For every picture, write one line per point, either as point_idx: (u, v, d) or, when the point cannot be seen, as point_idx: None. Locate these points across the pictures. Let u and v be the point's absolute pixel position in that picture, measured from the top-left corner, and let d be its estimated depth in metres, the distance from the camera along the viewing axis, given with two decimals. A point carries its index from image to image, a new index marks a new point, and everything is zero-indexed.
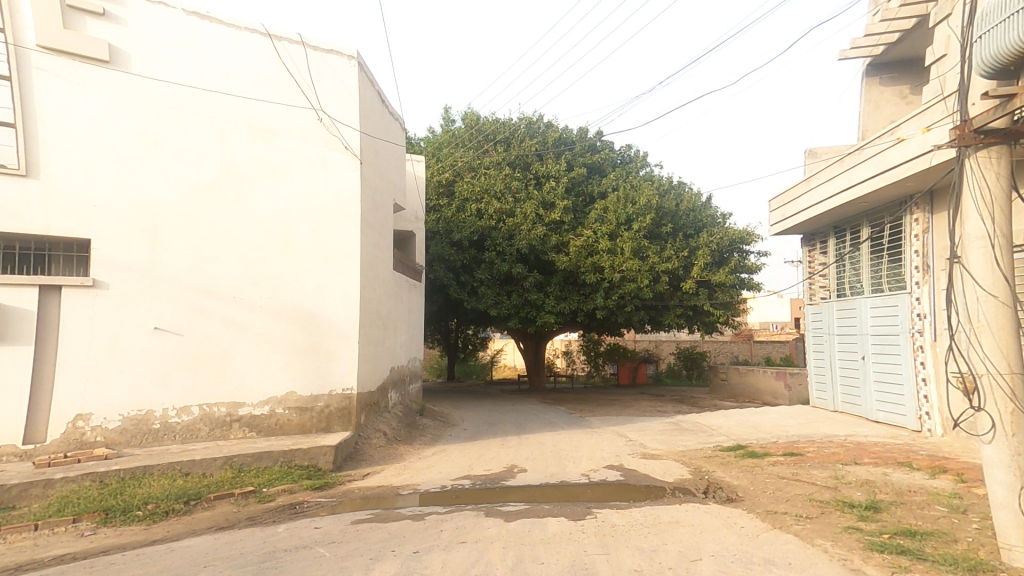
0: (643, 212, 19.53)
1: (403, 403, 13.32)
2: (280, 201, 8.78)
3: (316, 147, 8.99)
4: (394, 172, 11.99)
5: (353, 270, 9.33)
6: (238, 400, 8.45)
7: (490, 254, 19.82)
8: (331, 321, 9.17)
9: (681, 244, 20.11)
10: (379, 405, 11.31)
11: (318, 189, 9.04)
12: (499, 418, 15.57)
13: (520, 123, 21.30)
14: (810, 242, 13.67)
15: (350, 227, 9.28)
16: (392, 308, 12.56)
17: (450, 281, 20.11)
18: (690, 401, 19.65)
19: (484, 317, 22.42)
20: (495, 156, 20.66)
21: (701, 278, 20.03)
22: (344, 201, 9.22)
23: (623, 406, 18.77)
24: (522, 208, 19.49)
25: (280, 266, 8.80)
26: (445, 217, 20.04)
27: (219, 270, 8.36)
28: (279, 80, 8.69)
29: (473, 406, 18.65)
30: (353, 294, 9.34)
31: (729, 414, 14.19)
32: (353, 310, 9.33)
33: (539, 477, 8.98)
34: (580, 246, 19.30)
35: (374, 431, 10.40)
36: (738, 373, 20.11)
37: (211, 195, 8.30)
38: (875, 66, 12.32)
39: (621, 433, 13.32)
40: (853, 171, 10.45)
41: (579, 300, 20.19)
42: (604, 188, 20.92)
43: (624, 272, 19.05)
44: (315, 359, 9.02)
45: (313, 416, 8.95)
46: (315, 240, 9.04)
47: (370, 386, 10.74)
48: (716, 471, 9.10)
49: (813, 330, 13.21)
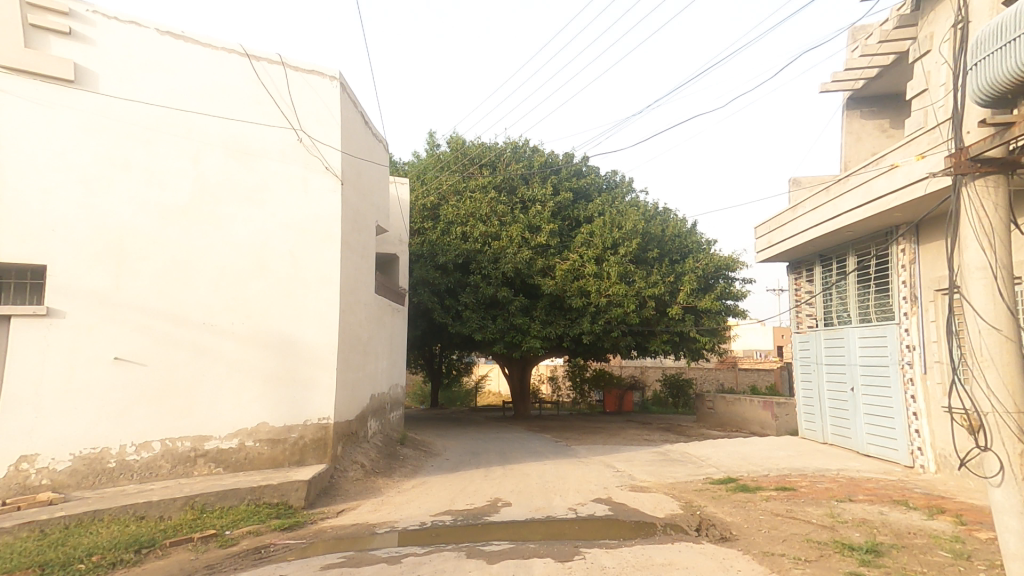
0: (629, 236, 19.53)
1: (383, 432, 12.81)
2: (256, 224, 8.47)
3: (295, 168, 8.74)
4: (377, 194, 11.78)
5: (331, 295, 9.04)
6: (205, 433, 7.97)
7: (475, 278, 19.55)
8: (308, 348, 8.82)
9: (667, 269, 20.08)
10: (357, 436, 10.82)
11: (296, 211, 8.78)
12: (482, 447, 15.09)
13: (506, 147, 21.34)
14: (795, 269, 13.67)
15: (330, 250, 9.02)
16: (373, 333, 12.17)
17: (435, 305, 19.74)
18: (677, 429, 19.36)
19: (468, 342, 22.01)
20: (481, 179, 20.61)
21: (687, 304, 19.95)
22: (322, 224, 8.97)
23: (609, 435, 18.39)
24: (508, 231, 19.33)
25: (254, 291, 8.44)
26: (430, 240, 19.78)
27: (189, 295, 7.95)
28: (257, 100, 8.45)
29: (456, 434, 18.12)
30: (332, 320, 9.03)
31: (718, 443, 13.91)
32: (331, 336, 9.01)
33: (525, 513, 8.55)
34: (566, 270, 19.17)
35: (352, 463, 9.89)
36: (725, 401, 19.90)
37: (182, 217, 7.94)
38: (855, 99, 12.55)
39: (609, 464, 12.94)
40: (839, 201, 10.47)
41: (565, 325, 19.94)
42: (590, 212, 20.93)
43: (610, 297, 18.91)
44: (290, 388, 8.63)
45: (286, 449, 8.53)
46: (293, 264, 8.75)
47: (349, 415, 10.28)
48: (708, 507, 8.76)
49: (801, 359, 13.10)
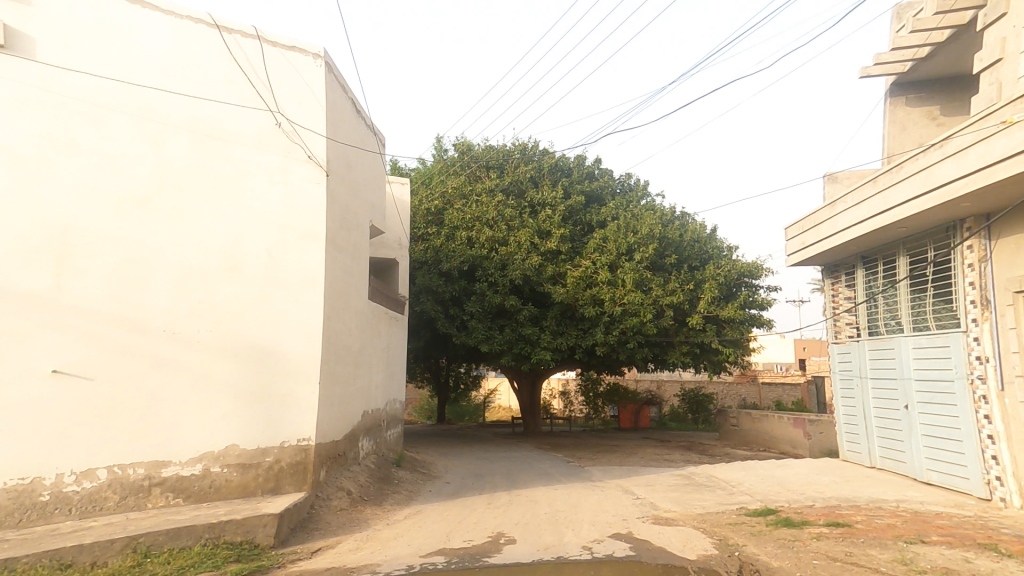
0: (645, 241, 18.39)
1: (377, 452, 11.64)
2: (227, 218, 7.49)
3: (273, 157, 7.78)
4: (371, 189, 10.83)
5: (315, 299, 8.11)
6: (162, 458, 6.91)
7: (481, 285, 18.48)
8: (286, 358, 7.84)
9: (685, 276, 18.84)
10: (345, 457, 9.66)
11: (274, 204, 7.82)
12: (487, 469, 13.83)
13: (515, 149, 20.48)
14: (832, 273, 12.37)
15: (313, 248, 8.09)
16: (367, 343, 11.13)
17: (438, 314, 18.68)
18: (699, 448, 17.96)
19: (474, 354, 20.87)
20: (488, 183, 19.71)
21: (708, 313, 18.67)
22: (305, 219, 8.05)
23: (626, 454, 17.05)
24: (517, 235, 18.27)
25: (224, 294, 7.44)
26: (434, 245, 18.78)
27: (145, 298, 6.93)
28: (228, 77, 7.50)
29: (460, 452, 16.88)
30: (315, 327, 8.07)
31: (748, 466, 12.53)
32: (314, 345, 8.06)
33: (532, 551, 7.30)
34: (578, 277, 18.03)
35: (337, 489, 8.73)
36: (750, 418, 18.48)
37: (138, 209, 6.95)
38: (899, 86, 11.34)
39: (627, 489, 11.63)
40: (888, 193, 9.25)
41: (577, 335, 18.74)
42: (603, 216, 19.86)
43: (625, 305, 17.71)
44: (265, 404, 7.63)
45: (258, 476, 7.50)
46: (271, 264, 7.80)
47: (335, 434, 9.14)
48: (748, 545, 7.45)
49: (841, 373, 11.76)
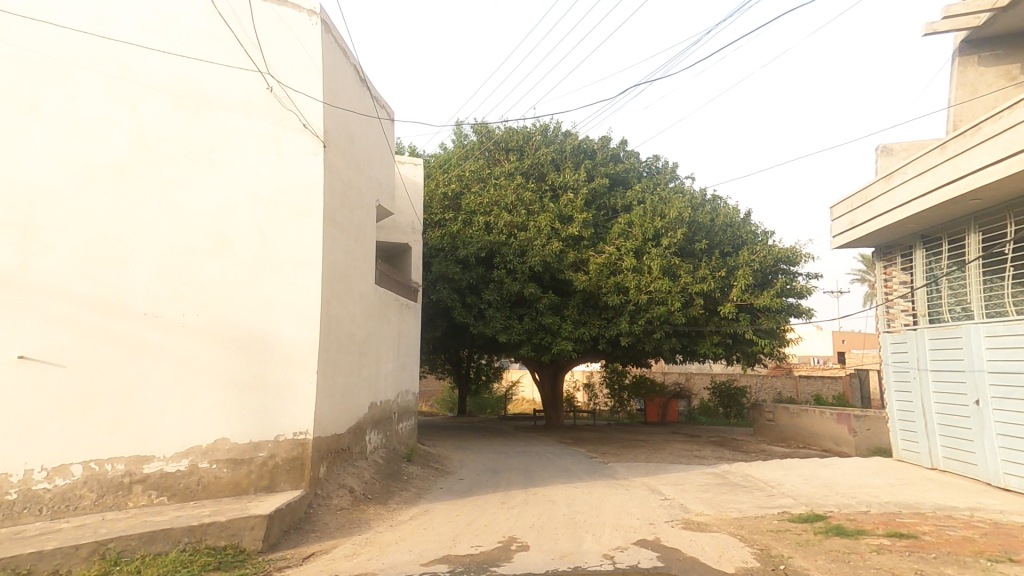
0: (673, 226, 17.35)
1: (386, 446, 11.04)
2: (214, 191, 6.88)
3: (265, 125, 7.13)
4: (378, 168, 10.17)
5: (313, 281, 7.50)
6: (144, 452, 6.39)
7: (499, 273, 17.74)
8: (282, 346, 7.25)
9: (717, 262, 17.72)
10: (349, 452, 9.06)
11: (266, 178, 7.19)
12: (504, 465, 13.12)
13: (536, 132, 19.68)
14: (884, 255, 11.19)
15: (310, 226, 7.47)
16: (375, 331, 10.52)
17: (455, 303, 18.05)
18: (731, 444, 16.91)
19: (493, 344, 20.17)
20: (507, 166, 18.96)
21: (742, 301, 17.51)
22: (299, 195, 7.42)
23: (652, 450, 16.13)
24: (537, 221, 17.44)
25: (212, 275, 6.85)
26: (451, 232, 18.10)
27: (124, 278, 6.38)
28: (214, 35, 6.87)
29: (477, 447, 16.23)
30: (312, 312, 7.47)
31: (788, 465, 11.48)
32: (311, 332, 7.45)
33: (548, 560, 6.53)
34: (602, 264, 17.10)
35: (337, 487, 8.12)
36: (788, 413, 17.29)
37: (115, 180, 6.39)
38: (970, 44, 10.06)
39: (654, 489, 10.74)
40: (959, 159, 8.10)
41: (601, 325, 17.85)
42: (628, 200, 18.85)
43: (651, 293, 16.74)
44: (258, 394, 7.05)
45: (251, 472, 6.93)
46: (263, 243, 7.19)
47: (337, 427, 8.52)
48: (794, 557, 6.52)
49: (895, 365, 10.65)
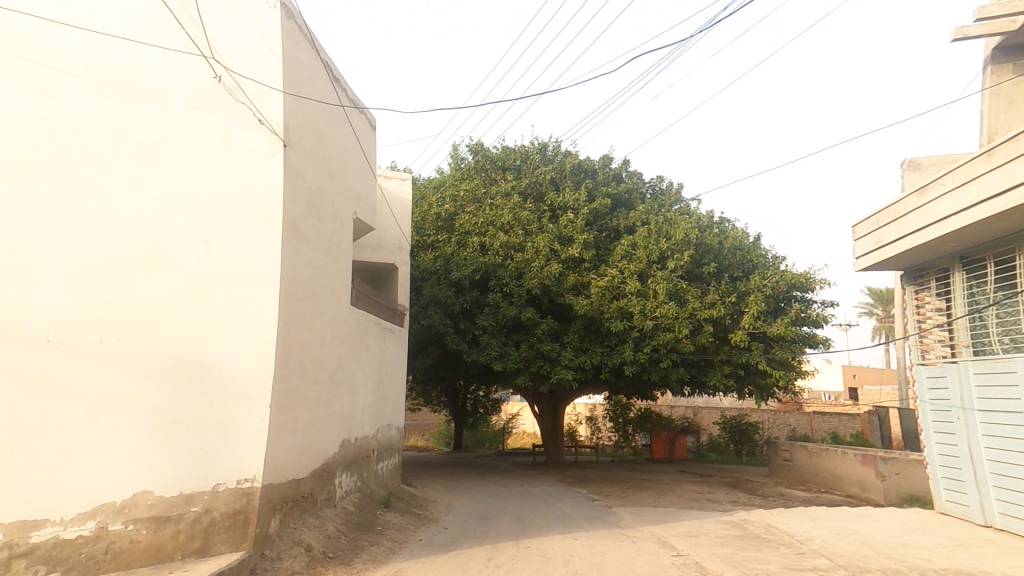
0: (679, 247, 16.39)
1: (360, 490, 9.75)
2: (147, 194, 5.89)
3: (212, 119, 6.22)
4: (352, 177, 9.27)
5: (268, 298, 6.43)
6: (42, 510, 5.22)
7: (494, 296, 16.69)
8: (226, 376, 6.11)
9: (726, 286, 16.65)
10: (311, 499, 7.79)
11: (213, 178, 6.21)
12: (495, 510, 11.76)
13: (535, 152, 18.99)
14: (914, 279, 10.09)
15: (266, 234, 6.45)
16: (349, 358, 9.40)
17: (447, 329, 16.96)
18: (746, 486, 15.49)
19: (489, 374, 18.95)
20: (504, 185, 18.17)
21: (754, 329, 16.32)
22: (253, 199, 6.42)
23: (660, 491, 14.70)
24: (534, 242, 16.47)
25: (140, 292, 5.78)
26: (444, 254, 17.17)
27: (26, 295, 5.35)
28: (153, 17, 6.06)
29: (469, 486, 14.83)
30: (265, 334, 6.39)
31: (815, 514, 10.12)
32: (264, 357, 6.35)
33: None
34: (603, 287, 16.05)
35: (293, 543, 6.82)
36: (806, 453, 15.89)
37: (23, 180, 5.44)
38: (1004, 50, 9.17)
39: (664, 541, 9.36)
40: (1009, 166, 7.10)
41: (603, 353, 16.66)
42: (631, 221, 17.91)
43: (657, 319, 15.64)
44: (192, 435, 5.88)
45: (179, 533, 5.72)
46: (206, 254, 6.14)
47: (296, 469, 7.29)
48: None
49: (933, 402, 9.51)
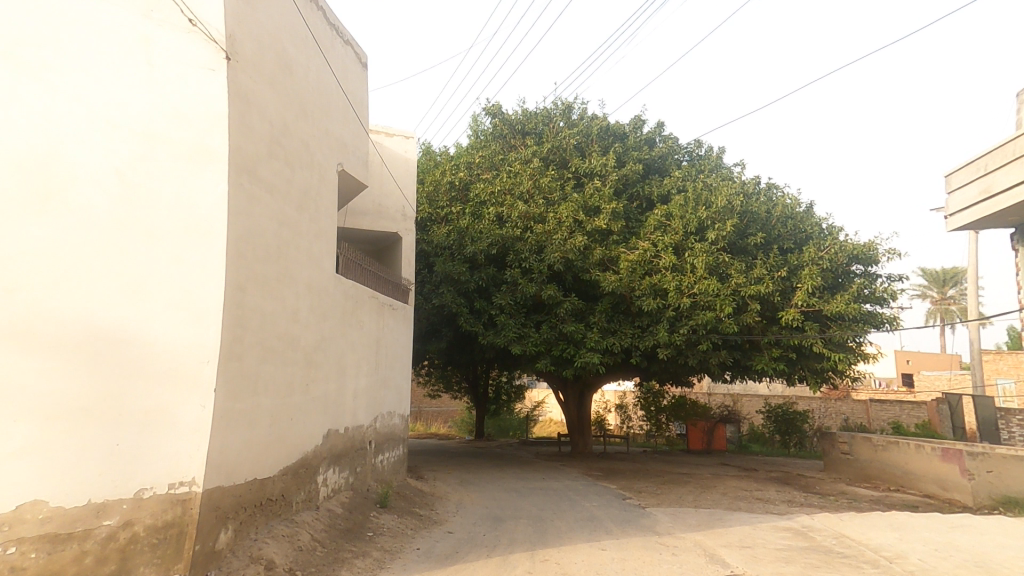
0: (722, 215, 14.53)
1: (351, 489, 8.46)
2: (41, 114, 4.70)
3: (129, 25, 5.07)
4: (335, 121, 7.87)
5: (212, 256, 5.21)
6: None
7: (513, 272, 15.15)
8: (151, 347, 4.88)
9: (775, 259, 14.67)
10: (282, 503, 6.46)
11: (136, 106, 5.01)
12: (512, 509, 10.32)
13: (557, 116, 17.27)
14: None
15: (209, 177, 5.22)
16: (334, 335, 8.05)
17: (462, 309, 15.54)
18: (799, 483, 13.68)
19: (509, 357, 17.50)
20: (524, 152, 16.53)
21: (808, 307, 14.35)
22: (188, 132, 5.17)
23: (700, 488, 13.04)
24: (557, 212, 14.84)
25: (33, 243, 4.56)
26: (458, 228, 15.70)
27: None
28: None
29: (485, 480, 13.46)
30: (209, 301, 5.17)
31: (898, 524, 8.32)
32: (207, 329, 5.13)
33: None
34: (634, 261, 14.31)
35: (252, 554, 5.51)
36: (871, 446, 13.91)
37: None
38: None
39: (712, 553, 7.65)
40: None
41: (633, 335, 14.97)
42: (666, 189, 16.03)
43: (696, 296, 13.86)
44: (102, 423, 4.59)
45: (84, 555, 4.43)
46: (126, 200, 4.91)
47: (258, 467, 5.97)
48: None
49: None
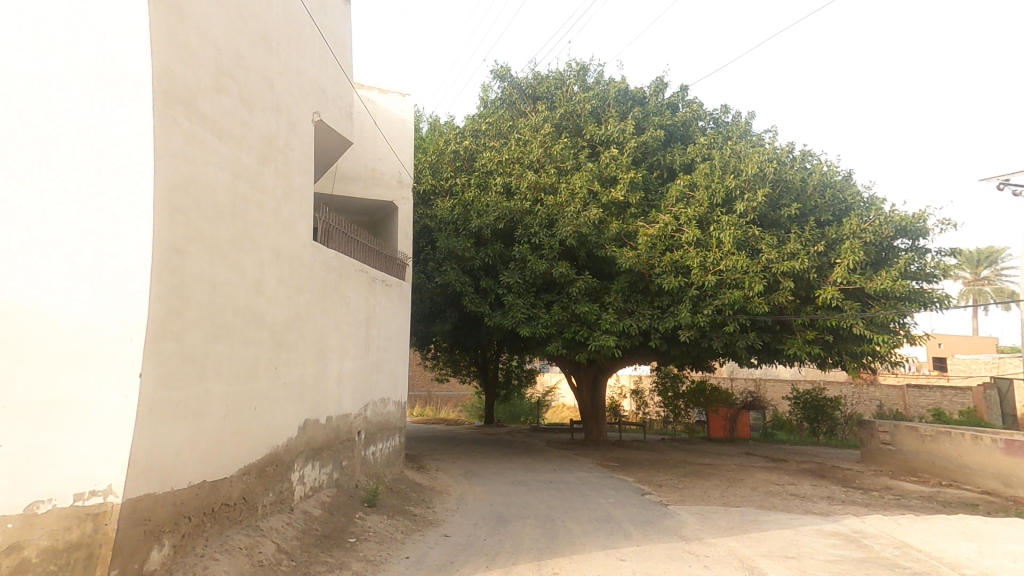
0: (751, 184, 13.20)
1: (334, 487, 7.48)
2: None
3: None
4: (308, 61, 6.72)
5: (136, 208, 4.18)
6: None
7: (521, 248, 13.93)
8: (52, 319, 3.90)
9: (812, 232, 13.28)
10: (245, 507, 5.51)
11: (33, 23, 4.05)
12: (519, 506, 9.30)
13: (571, 79, 15.89)
14: None
15: (128, 108, 4.17)
16: (313, 312, 7.00)
17: (466, 287, 14.41)
18: (836, 476, 12.48)
19: (518, 340, 16.42)
20: (535, 117, 15.22)
21: (847, 284, 12.99)
22: (102, 51, 4.15)
23: (727, 482, 11.92)
24: (569, 181, 13.62)
25: None
26: (463, 201, 14.51)
27: None
28: None
29: (492, 471, 12.47)
30: (131, 264, 4.13)
31: (971, 533, 7.09)
32: (129, 300, 4.11)
33: None
34: (654, 235, 13.03)
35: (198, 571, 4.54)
36: (916, 437, 12.60)
37: None
38: None
39: (751, 565, 6.48)
40: None
41: (652, 315, 13.76)
42: (690, 156, 14.66)
43: (722, 274, 12.57)
44: None
45: None
46: (23, 139, 3.95)
47: (209, 468, 4.97)
48: None
49: None
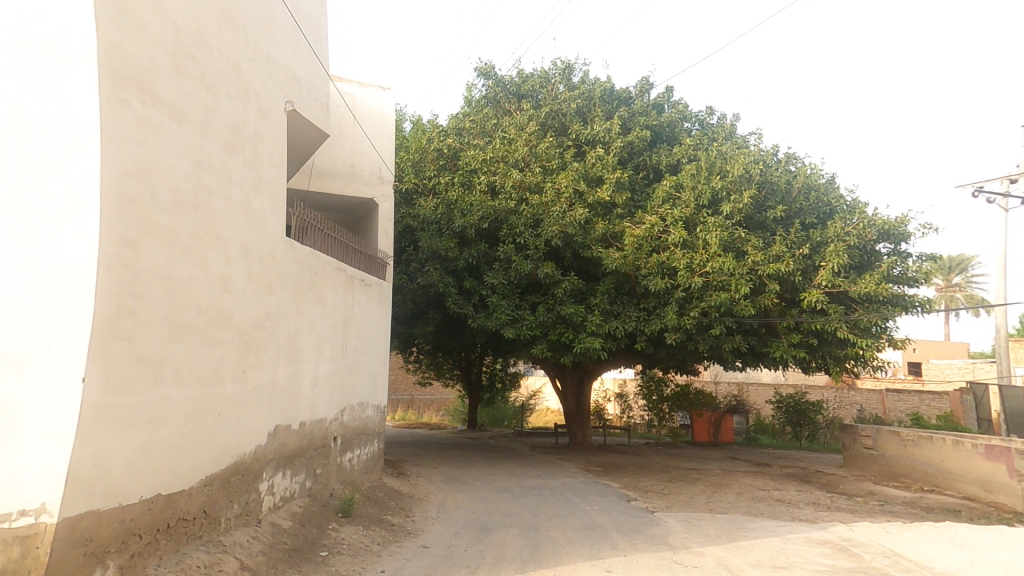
0: (737, 185, 13.10)
1: (306, 497, 7.07)
2: None
3: None
4: (280, 47, 6.37)
5: (82, 200, 3.86)
6: None
7: (505, 248, 13.62)
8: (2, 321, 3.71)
9: (797, 235, 13.22)
10: (205, 521, 5.10)
11: None
12: (501, 514, 8.98)
13: (557, 78, 15.66)
14: None
15: (75, 93, 3.88)
16: (285, 312, 6.61)
17: (449, 288, 14.06)
18: (821, 481, 12.39)
19: (502, 342, 16.11)
20: (520, 116, 14.95)
21: (832, 287, 12.95)
22: (51, 36, 3.90)
23: (712, 487, 11.75)
24: (555, 181, 13.37)
25: None
26: (446, 200, 14.17)
27: None
28: None
29: (474, 477, 12.13)
30: (77, 261, 3.83)
31: (960, 541, 6.97)
32: (75, 299, 3.80)
33: None
34: (640, 235, 12.83)
35: None
36: (899, 442, 12.58)
37: None
38: None
39: None
40: None
41: (637, 317, 13.56)
42: (676, 157, 14.53)
43: (709, 275, 12.42)
44: None
45: None
46: None
47: (164, 480, 4.57)
48: None
49: None
